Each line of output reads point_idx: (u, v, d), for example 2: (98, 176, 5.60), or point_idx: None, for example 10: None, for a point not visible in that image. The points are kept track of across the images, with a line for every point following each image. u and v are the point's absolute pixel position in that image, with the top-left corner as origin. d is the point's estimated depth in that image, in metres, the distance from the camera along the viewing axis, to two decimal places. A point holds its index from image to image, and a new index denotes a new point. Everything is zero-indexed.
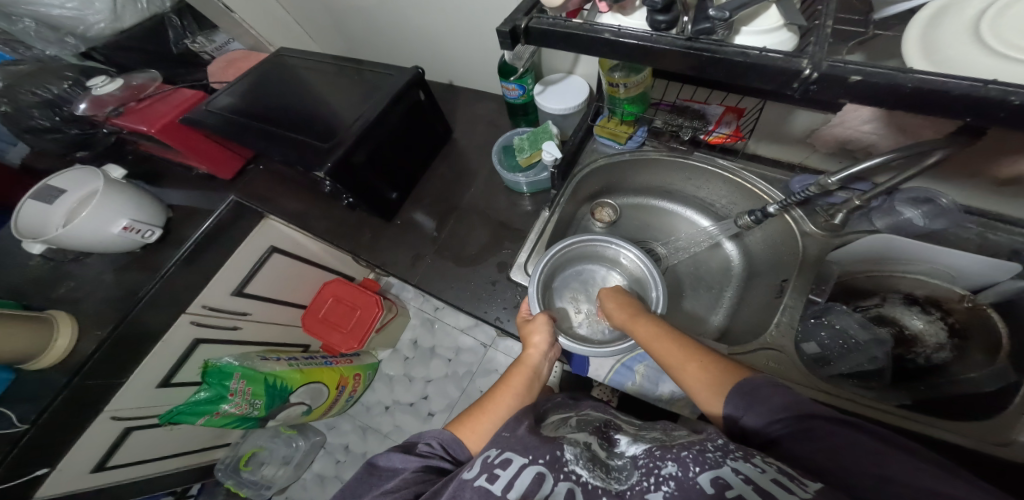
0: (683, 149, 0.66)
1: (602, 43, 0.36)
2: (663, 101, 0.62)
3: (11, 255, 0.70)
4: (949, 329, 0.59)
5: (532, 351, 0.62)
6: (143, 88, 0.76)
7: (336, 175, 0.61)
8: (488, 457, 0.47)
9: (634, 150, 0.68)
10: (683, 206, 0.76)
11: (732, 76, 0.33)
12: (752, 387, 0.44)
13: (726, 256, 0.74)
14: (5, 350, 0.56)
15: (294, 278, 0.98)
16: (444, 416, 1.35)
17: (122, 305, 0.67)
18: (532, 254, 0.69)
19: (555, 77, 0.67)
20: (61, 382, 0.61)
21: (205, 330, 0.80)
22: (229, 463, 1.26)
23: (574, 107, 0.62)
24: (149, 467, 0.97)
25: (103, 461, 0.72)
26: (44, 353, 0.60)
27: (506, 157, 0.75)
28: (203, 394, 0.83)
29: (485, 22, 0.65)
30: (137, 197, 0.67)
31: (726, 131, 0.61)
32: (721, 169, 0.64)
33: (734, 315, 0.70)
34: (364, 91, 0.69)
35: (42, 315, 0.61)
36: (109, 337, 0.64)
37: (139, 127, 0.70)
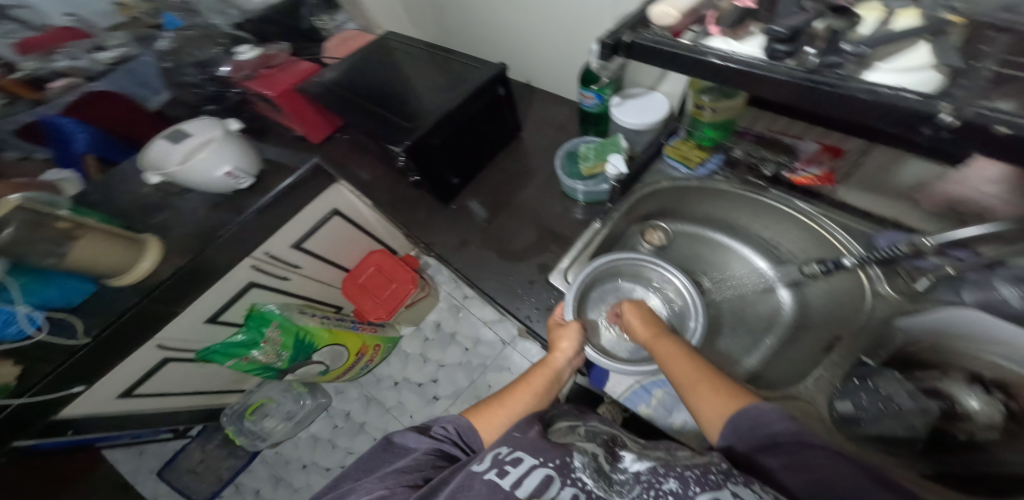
0: (760, 184, 0.65)
1: (705, 66, 0.35)
2: (750, 131, 0.63)
3: (127, 176, 0.79)
4: (1011, 412, 0.48)
5: (559, 355, 0.59)
6: (273, 57, 0.82)
7: (411, 152, 0.64)
8: (500, 453, 0.47)
9: (704, 177, 0.68)
10: (737, 242, 0.75)
11: (846, 113, 0.31)
12: (761, 415, 0.42)
13: (777, 303, 0.72)
14: (108, 260, 0.63)
15: (347, 242, 1.05)
16: (449, 402, 1.37)
17: (202, 238, 0.73)
18: (574, 262, 0.69)
19: (637, 91, 0.67)
20: (132, 300, 0.68)
21: (260, 276, 0.88)
22: (235, 410, 1.34)
23: (648, 123, 0.61)
24: (169, 400, 1.03)
25: (132, 388, 0.85)
26: (129, 271, 0.67)
27: (568, 164, 0.74)
28: (239, 337, 0.90)
29: (585, 30, 0.65)
30: (243, 146, 0.71)
31: (815, 172, 0.59)
32: (797, 211, 0.63)
33: (769, 361, 0.68)
34: (448, 79, 0.72)
35: (138, 237, 0.69)
36: (185, 265, 0.70)
37: (259, 89, 0.77)
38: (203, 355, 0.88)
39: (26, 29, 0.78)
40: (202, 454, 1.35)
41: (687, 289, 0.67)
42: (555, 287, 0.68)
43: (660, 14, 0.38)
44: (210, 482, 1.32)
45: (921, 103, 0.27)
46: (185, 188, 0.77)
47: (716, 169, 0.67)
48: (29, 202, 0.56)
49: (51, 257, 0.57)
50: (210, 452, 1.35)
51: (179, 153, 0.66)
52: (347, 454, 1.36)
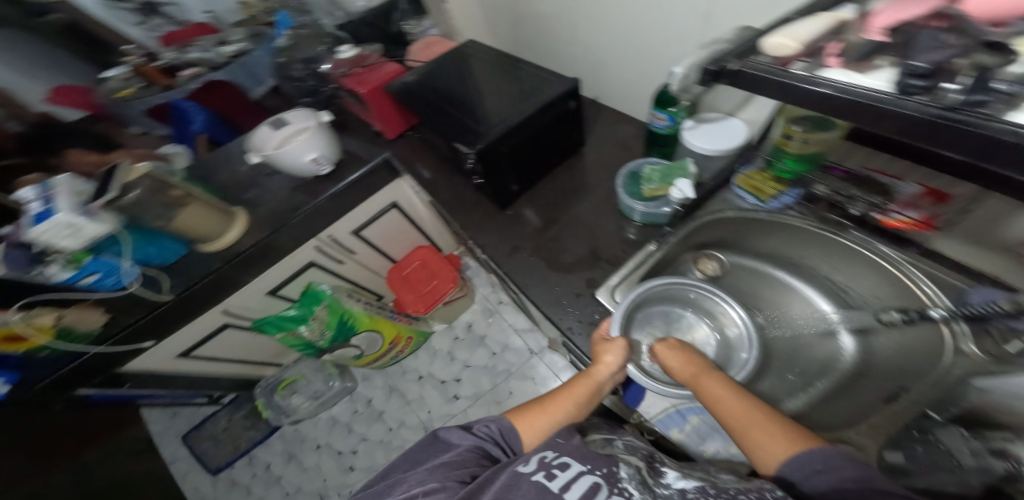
0: (838, 224, 0.62)
1: (818, 98, 0.34)
2: (841, 167, 0.59)
3: (230, 156, 0.91)
4: None
5: (601, 368, 0.58)
6: (366, 57, 0.89)
7: (481, 156, 0.67)
8: (545, 457, 0.48)
9: (775, 211, 0.66)
10: (801, 282, 0.72)
11: (963, 151, 0.27)
12: (830, 458, 0.40)
13: (838, 348, 0.68)
14: (201, 226, 0.73)
15: (399, 235, 1.12)
16: (468, 403, 1.38)
17: (281, 216, 0.81)
18: (623, 281, 0.69)
19: (713, 116, 0.66)
20: (214, 265, 0.77)
21: (321, 257, 0.96)
22: (269, 384, 1.44)
23: (723, 150, 0.61)
24: (221, 364, 1.12)
25: (191, 349, 0.94)
26: (216, 240, 0.76)
27: (630, 184, 0.73)
28: (292, 312, 0.95)
29: (665, 53, 0.66)
30: (329, 137, 0.76)
31: (913, 216, 0.55)
32: (879, 256, 0.60)
33: (815, 406, 0.64)
34: (521, 89, 0.75)
35: (231, 212, 0.78)
36: (264, 238, 0.79)
37: (352, 86, 0.84)
38: (258, 325, 0.93)
39: (170, 24, 0.96)
40: (228, 421, 1.44)
41: (745, 325, 0.66)
42: (601, 303, 0.67)
43: (773, 45, 0.38)
44: (229, 451, 1.40)
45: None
46: (274, 170, 0.87)
47: (790, 203, 0.65)
48: (156, 170, 0.66)
49: (162, 220, 0.68)
50: (235, 421, 1.44)
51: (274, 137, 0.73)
52: (360, 440, 1.40)
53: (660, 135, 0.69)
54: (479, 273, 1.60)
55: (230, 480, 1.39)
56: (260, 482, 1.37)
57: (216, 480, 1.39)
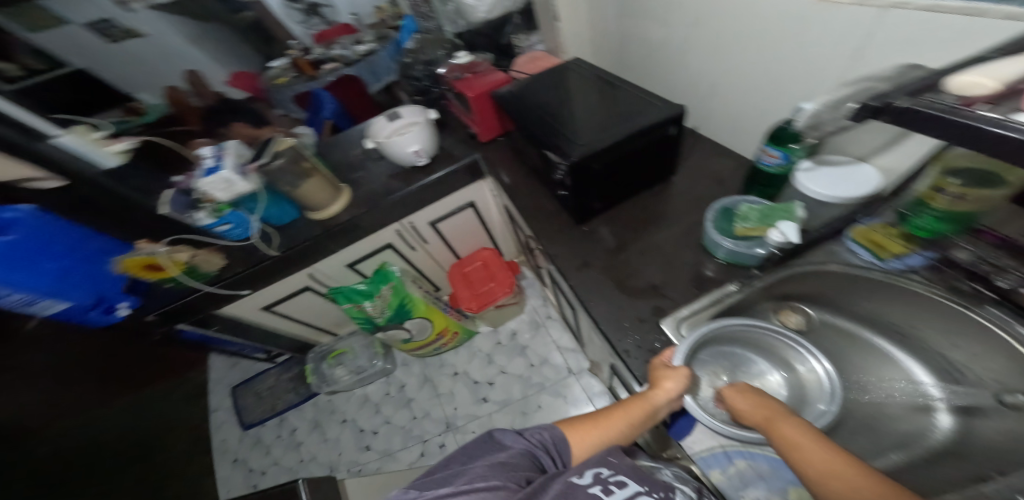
0: (971, 297, 0.54)
1: (1005, 145, 0.30)
2: (993, 232, 0.51)
3: (346, 140, 1.03)
4: None
5: (658, 392, 0.55)
6: (477, 65, 0.97)
7: (572, 169, 0.69)
8: (601, 473, 0.50)
9: (894, 272, 0.59)
10: (908, 355, 0.63)
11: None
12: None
13: (930, 424, 0.58)
14: (315, 196, 0.86)
15: (468, 234, 1.19)
16: (495, 408, 1.39)
17: (375, 200, 0.91)
18: (695, 314, 0.66)
19: (838, 159, 0.62)
20: (314, 234, 0.89)
21: (397, 242, 1.05)
22: (320, 352, 1.54)
23: (842, 196, 0.57)
24: (290, 325, 1.23)
25: (270, 305, 1.04)
26: (323, 210, 0.89)
27: (720, 220, 0.71)
28: (361, 287, 1.04)
29: (795, 91, 0.62)
30: (429, 132, 0.85)
31: None
32: (1016, 338, 0.50)
33: (906, 473, 0.54)
34: (619, 109, 0.77)
35: (340, 187, 0.91)
36: (357, 216, 0.90)
37: (461, 89, 0.91)
38: (333, 293, 1.03)
39: (323, 24, 1.19)
40: (274, 380, 1.59)
41: (830, 379, 0.60)
42: (664, 333, 0.65)
43: (963, 83, 0.34)
44: (264, 410, 1.54)
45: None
46: (380, 156, 0.98)
47: (915, 266, 0.58)
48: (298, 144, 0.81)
49: (290, 186, 0.84)
50: (280, 381, 1.59)
51: (388, 128, 0.83)
52: (384, 422, 1.45)
53: (766, 173, 0.67)
54: (533, 285, 1.62)
55: (256, 437, 1.51)
56: (281, 444, 1.48)
57: (244, 435, 1.53)
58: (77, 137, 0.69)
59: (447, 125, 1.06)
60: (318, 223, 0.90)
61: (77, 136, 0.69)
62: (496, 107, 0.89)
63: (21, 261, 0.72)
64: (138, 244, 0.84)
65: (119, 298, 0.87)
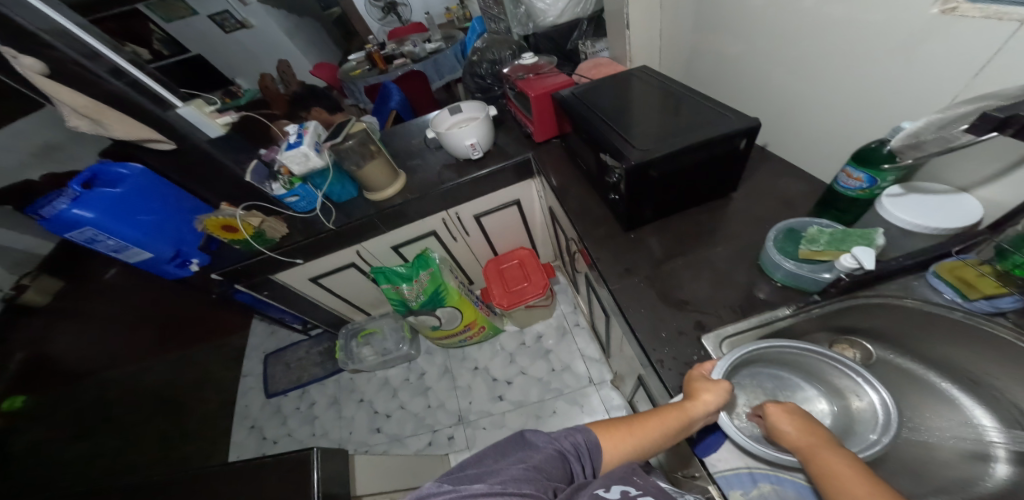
0: None
1: None
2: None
3: (407, 130, 1.09)
4: None
5: (697, 404, 0.54)
6: (541, 67, 0.99)
7: (630, 173, 0.68)
8: (629, 490, 0.48)
9: (976, 313, 0.54)
10: (976, 402, 0.57)
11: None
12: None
13: (984, 472, 0.52)
14: (377, 177, 0.91)
15: (509, 231, 1.21)
16: (509, 407, 1.39)
17: (427, 187, 0.95)
18: (744, 332, 0.63)
19: (936, 187, 0.59)
20: (367, 213, 0.94)
21: (440, 229, 1.08)
22: (353, 329, 1.61)
23: (932, 228, 0.54)
24: (330, 299, 1.29)
25: (317, 277, 1.10)
26: (380, 192, 0.94)
27: (785, 241, 0.69)
28: (401, 269, 1.08)
29: (893, 112, 0.59)
30: (488, 127, 0.87)
31: None
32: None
33: None
34: (685, 117, 0.76)
35: (398, 172, 0.95)
36: (407, 201, 0.94)
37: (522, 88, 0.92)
38: (376, 272, 1.08)
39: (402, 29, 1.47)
40: (305, 352, 1.69)
41: (886, 408, 0.56)
42: (703, 348, 0.63)
43: None
44: (291, 380, 1.62)
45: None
46: (438, 147, 1.02)
47: (1006, 309, 0.52)
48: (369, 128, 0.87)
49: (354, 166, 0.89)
50: (308, 354, 1.68)
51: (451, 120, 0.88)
52: (398, 407, 1.49)
53: (845, 196, 0.64)
54: (566, 291, 1.62)
55: (277, 407, 1.57)
56: (297, 416, 1.54)
57: (265, 403, 1.59)
58: (194, 108, 0.79)
59: (505, 124, 1.09)
60: (373, 203, 0.95)
61: (195, 108, 0.79)
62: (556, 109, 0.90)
63: (122, 212, 0.81)
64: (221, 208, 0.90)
65: (194, 254, 0.94)
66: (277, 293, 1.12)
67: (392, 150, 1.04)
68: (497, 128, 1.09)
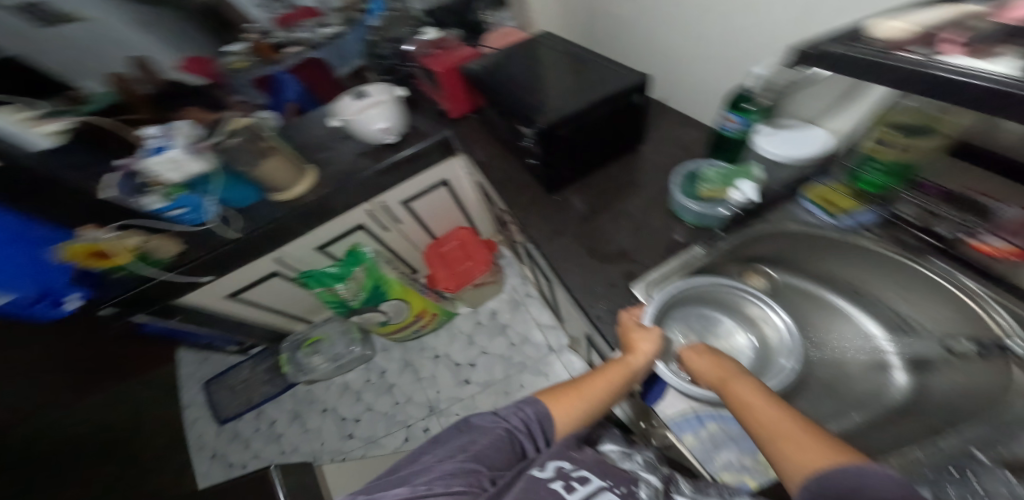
0: (920, 252, 0.59)
1: (924, 78, 0.34)
2: (937, 185, 0.57)
3: (307, 120, 1.00)
4: None
5: (637, 357, 0.56)
6: (444, 40, 0.97)
7: (539, 134, 0.72)
8: (564, 467, 0.48)
9: (846, 231, 0.64)
10: (862, 311, 0.72)
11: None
12: (867, 479, 0.36)
13: (888, 383, 0.67)
14: (277, 177, 0.83)
15: (442, 212, 1.17)
16: (477, 389, 1.40)
17: (343, 178, 0.88)
18: (664, 276, 0.69)
19: (795, 123, 0.70)
20: (274, 215, 0.85)
21: (366, 222, 1.01)
22: (295, 340, 1.49)
23: (795, 157, 0.64)
24: (256, 313, 1.18)
25: (236, 292, 1.00)
26: (285, 191, 0.85)
27: (687, 184, 0.73)
28: (332, 270, 1.01)
29: (750, 56, 0.66)
30: (396, 109, 0.81)
31: (1002, 245, 0.52)
32: (962, 290, 0.56)
33: (861, 434, 0.62)
34: (586, 82, 0.78)
35: (304, 167, 0.87)
36: (321, 197, 0.86)
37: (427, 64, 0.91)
38: (304, 277, 1.00)
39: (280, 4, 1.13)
40: (249, 373, 1.53)
41: (790, 331, 0.64)
42: (635, 297, 0.67)
43: (886, 28, 0.41)
44: (241, 402, 1.48)
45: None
46: (344, 136, 0.95)
47: (863, 225, 0.64)
48: (254, 123, 0.79)
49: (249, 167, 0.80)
50: (256, 374, 1.52)
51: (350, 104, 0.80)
52: (365, 409, 1.43)
53: (727, 138, 0.70)
54: (512, 263, 1.60)
55: (234, 431, 1.46)
56: (260, 437, 1.44)
57: (219, 430, 1.47)
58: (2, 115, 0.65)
59: (417, 103, 1.04)
60: (281, 205, 0.86)
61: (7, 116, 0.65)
62: (463, 83, 0.89)
63: None
64: (82, 230, 0.78)
65: (67, 292, 0.88)
66: (191, 315, 1.00)
67: (299, 144, 0.95)
68: (410, 108, 1.02)
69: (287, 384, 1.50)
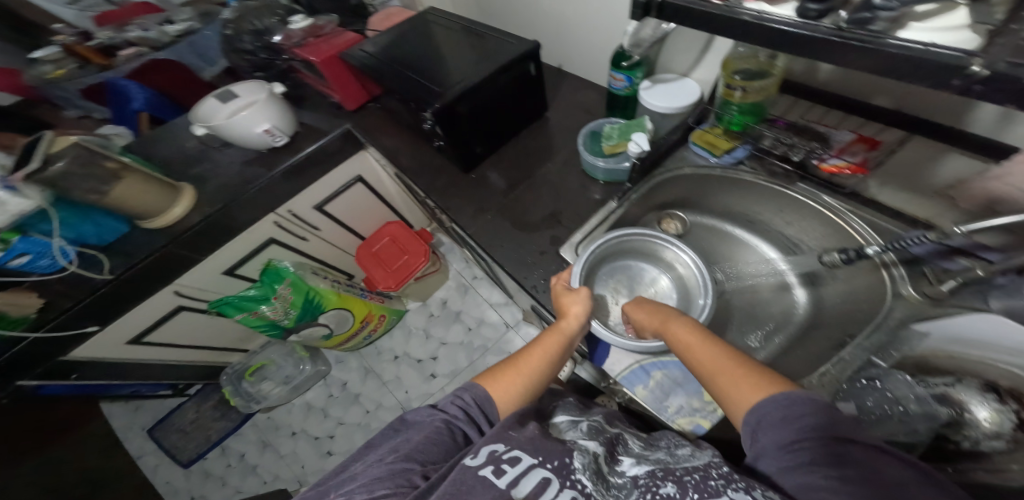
0: (787, 178, 0.71)
1: (740, 24, 0.40)
2: (782, 119, 0.68)
3: (178, 132, 0.89)
4: (1019, 421, 0.52)
5: (571, 320, 0.60)
6: (322, 27, 0.89)
7: (439, 116, 0.70)
8: (496, 450, 0.45)
9: (728, 166, 0.74)
10: (758, 238, 0.82)
11: (883, 72, 0.34)
12: (790, 407, 0.40)
13: (792, 301, 0.77)
14: (142, 202, 0.71)
15: (364, 209, 1.12)
16: (445, 381, 1.37)
17: (236, 189, 0.81)
18: (587, 237, 0.72)
19: (669, 76, 0.76)
20: (158, 244, 0.75)
21: (278, 233, 0.95)
22: (236, 370, 1.37)
23: (677, 106, 0.71)
24: (173, 353, 1.07)
25: (139, 336, 0.90)
26: (161, 215, 0.74)
27: (591, 142, 0.80)
28: (252, 291, 0.93)
29: (623, 13, 0.74)
30: (282, 108, 0.79)
31: (847, 161, 0.63)
32: (823, 206, 0.68)
33: (781, 357, 0.72)
34: (482, 54, 0.77)
35: (175, 185, 0.76)
36: (213, 214, 0.78)
37: (304, 55, 0.83)
38: (215, 306, 0.89)
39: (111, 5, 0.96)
40: (196, 412, 1.37)
41: (697, 266, 0.68)
42: (565, 259, 0.70)
43: None
44: (200, 442, 1.34)
45: (958, 58, 0.29)
46: (224, 143, 0.86)
47: (740, 159, 0.74)
48: (83, 140, 0.63)
49: (93, 194, 0.65)
50: (204, 412, 1.38)
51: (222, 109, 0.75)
52: (338, 424, 1.36)
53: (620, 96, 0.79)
54: (452, 249, 1.58)
55: (205, 471, 1.33)
56: (236, 472, 1.32)
57: (188, 474, 1.32)
58: None
59: (310, 100, 0.97)
60: (161, 231, 0.76)
61: None
62: (354, 71, 0.85)
63: None
64: None
65: None
66: (93, 370, 0.87)
67: (160, 159, 0.84)
68: (299, 105, 0.96)
69: (245, 415, 1.39)
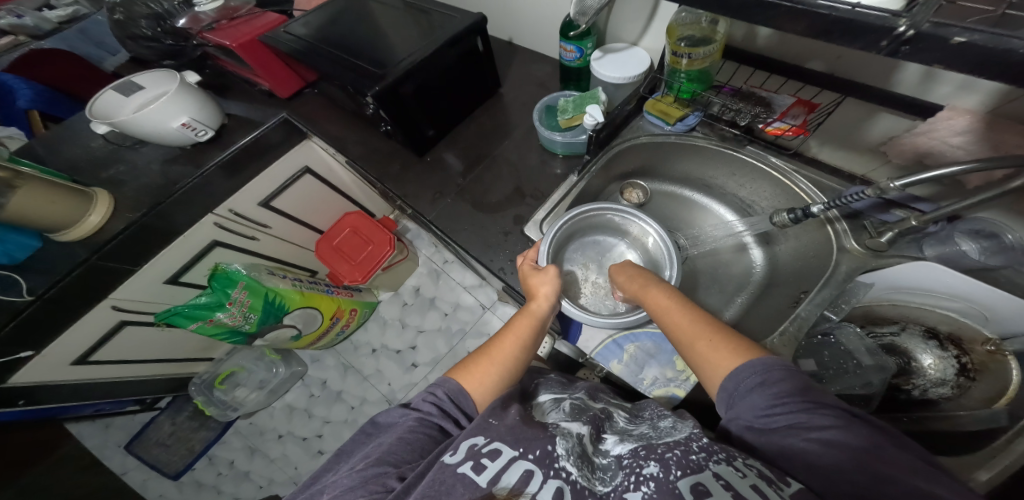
0: (738, 140, 0.72)
1: None
2: (731, 86, 0.68)
3: (84, 134, 0.81)
4: (959, 367, 0.60)
5: (542, 302, 0.60)
6: (237, 9, 0.83)
7: (380, 98, 0.65)
8: (476, 443, 0.43)
9: (682, 133, 0.74)
10: (715, 201, 0.83)
11: (818, 34, 0.31)
12: (769, 371, 0.42)
13: (750, 262, 0.80)
14: (50, 211, 0.63)
15: (318, 200, 1.08)
16: (427, 370, 1.36)
17: (167, 190, 0.76)
18: (550, 214, 0.71)
19: (618, 46, 0.74)
20: (82, 256, 0.69)
21: (223, 234, 0.90)
22: (205, 379, 1.31)
23: (630, 76, 0.69)
24: (127, 369, 1.00)
25: (84, 357, 0.84)
26: (76, 226, 0.68)
27: (547, 117, 0.78)
28: (203, 299, 0.87)
29: None
30: (200, 98, 0.75)
31: (789, 123, 0.64)
32: (772, 167, 0.70)
33: (744, 316, 0.75)
34: (423, 28, 0.73)
35: (87, 190, 0.69)
36: (138, 220, 0.72)
37: (219, 40, 0.77)
38: (165, 318, 0.84)
39: None
40: (172, 425, 1.29)
41: (660, 237, 0.68)
42: (530, 237, 0.69)
43: None
44: (183, 454, 1.27)
45: (885, 19, 0.28)
46: (139, 141, 0.80)
47: (693, 125, 0.73)
48: None
49: None
50: (180, 424, 1.30)
51: (130, 105, 0.71)
52: (324, 422, 1.33)
53: (572, 68, 0.78)
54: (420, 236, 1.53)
55: (194, 481, 1.26)
56: (229, 479, 1.27)
57: (179, 485, 1.25)
58: None
59: (240, 91, 0.91)
60: (86, 241, 0.70)
61: None
62: (279, 54, 0.80)
63: None
64: None
65: None
66: (43, 395, 0.81)
67: (62, 164, 0.76)
68: (227, 97, 0.89)
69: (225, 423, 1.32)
